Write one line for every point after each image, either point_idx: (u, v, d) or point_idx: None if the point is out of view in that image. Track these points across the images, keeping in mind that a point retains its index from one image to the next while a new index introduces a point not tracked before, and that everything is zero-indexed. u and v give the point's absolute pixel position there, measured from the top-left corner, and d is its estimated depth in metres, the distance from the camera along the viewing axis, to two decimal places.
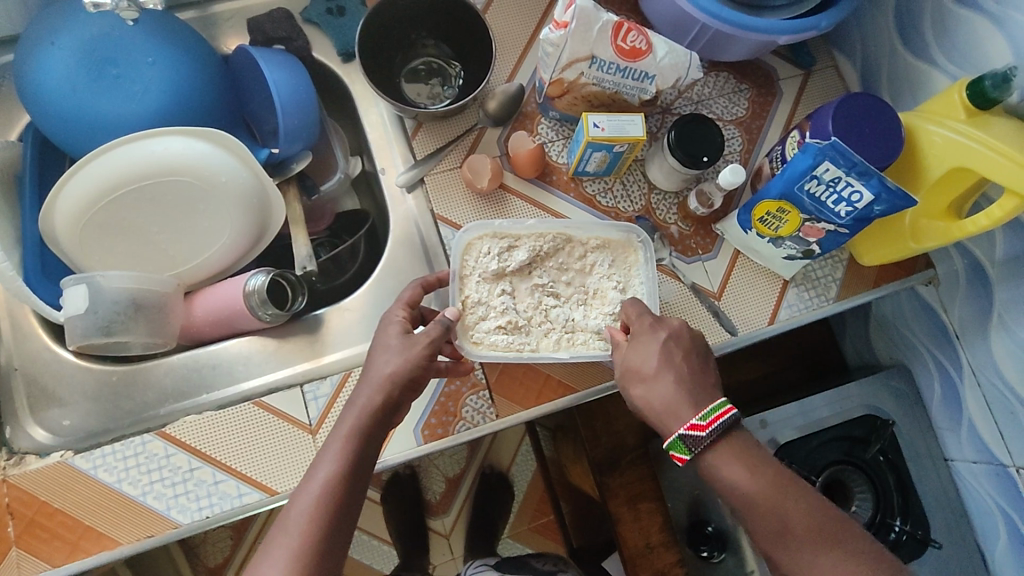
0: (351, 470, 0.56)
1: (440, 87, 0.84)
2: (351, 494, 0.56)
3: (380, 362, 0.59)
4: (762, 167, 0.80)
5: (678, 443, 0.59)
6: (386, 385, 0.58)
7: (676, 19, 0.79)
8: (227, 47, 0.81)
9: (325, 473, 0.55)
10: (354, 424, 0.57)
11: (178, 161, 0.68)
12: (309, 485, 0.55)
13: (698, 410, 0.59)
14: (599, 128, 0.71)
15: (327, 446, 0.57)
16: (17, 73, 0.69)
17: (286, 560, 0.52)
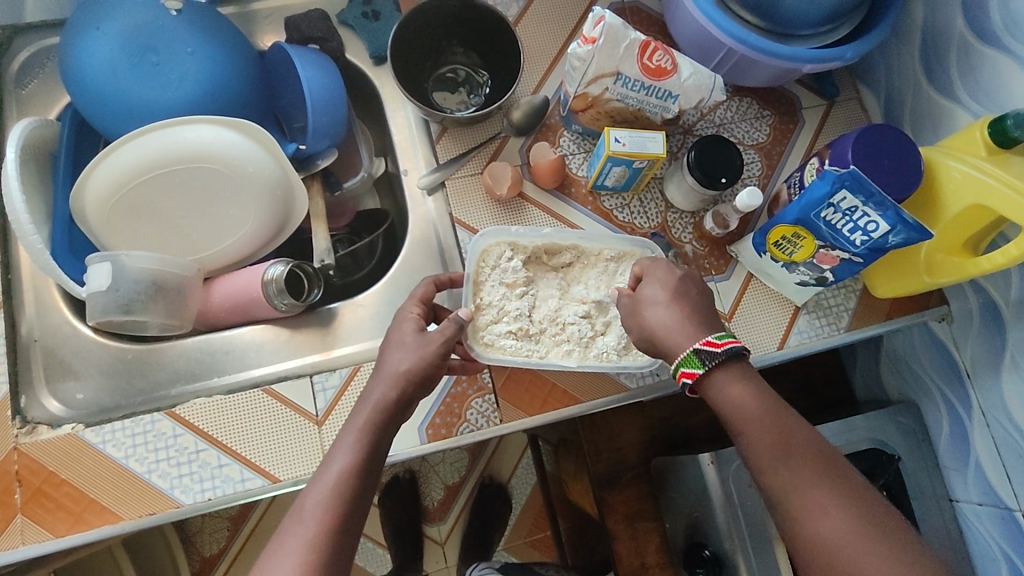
0: (366, 461, 0.56)
1: (469, 95, 0.85)
2: (366, 486, 0.56)
3: (395, 358, 0.60)
4: (780, 194, 0.81)
5: (691, 359, 0.57)
6: (398, 379, 0.59)
7: (703, 42, 0.80)
8: (264, 43, 0.83)
9: (342, 464, 0.55)
10: (370, 415, 0.58)
11: (208, 148, 0.70)
12: (326, 475, 0.55)
13: (713, 332, 0.59)
14: (620, 143, 0.72)
15: (343, 437, 0.58)
16: (61, 54, 0.72)
17: (300, 550, 0.51)
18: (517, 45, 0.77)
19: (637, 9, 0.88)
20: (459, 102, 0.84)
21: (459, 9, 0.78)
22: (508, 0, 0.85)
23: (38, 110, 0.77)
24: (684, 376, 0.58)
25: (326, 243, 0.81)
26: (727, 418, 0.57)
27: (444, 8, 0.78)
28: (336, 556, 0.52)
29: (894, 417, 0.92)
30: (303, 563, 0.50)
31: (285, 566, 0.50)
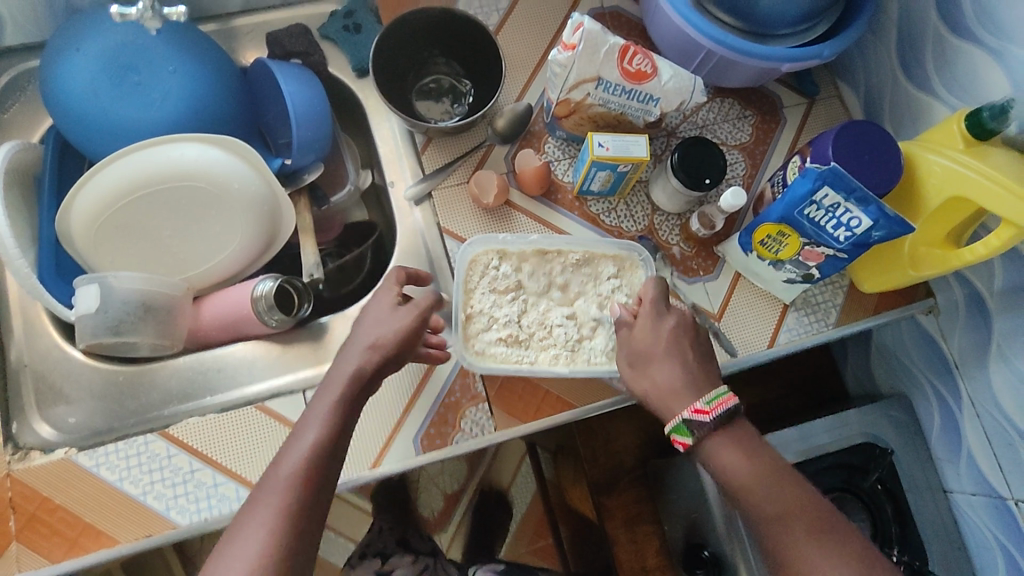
0: (342, 426, 0.57)
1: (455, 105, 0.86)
2: (336, 456, 0.56)
3: (372, 329, 0.62)
4: (764, 193, 0.81)
5: (680, 428, 0.59)
6: (371, 349, 0.60)
7: (682, 44, 0.81)
8: (246, 59, 0.83)
9: (314, 436, 0.55)
10: (344, 385, 0.58)
11: (192, 167, 0.69)
12: (297, 446, 0.55)
13: (701, 397, 0.60)
14: (604, 147, 0.72)
15: (315, 408, 0.57)
16: (42, 76, 0.71)
17: (270, 519, 0.51)
18: (497, 53, 0.77)
19: (617, 14, 0.88)
20: (444, 112, 0.85)
21: (439, 20, 0.79)
22: (489, 9, 0.85)
23: (21, 133, 0.77)
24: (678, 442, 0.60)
25: (315, 258, 0.81)
26: (724, 484, 0.58)
27: (425, 19, 0.78)
28: (305, 526, 0.52)
29: (885, 411, 0.93)
30: (273, 535, 0.50)
31: (255, 537, 0.50)
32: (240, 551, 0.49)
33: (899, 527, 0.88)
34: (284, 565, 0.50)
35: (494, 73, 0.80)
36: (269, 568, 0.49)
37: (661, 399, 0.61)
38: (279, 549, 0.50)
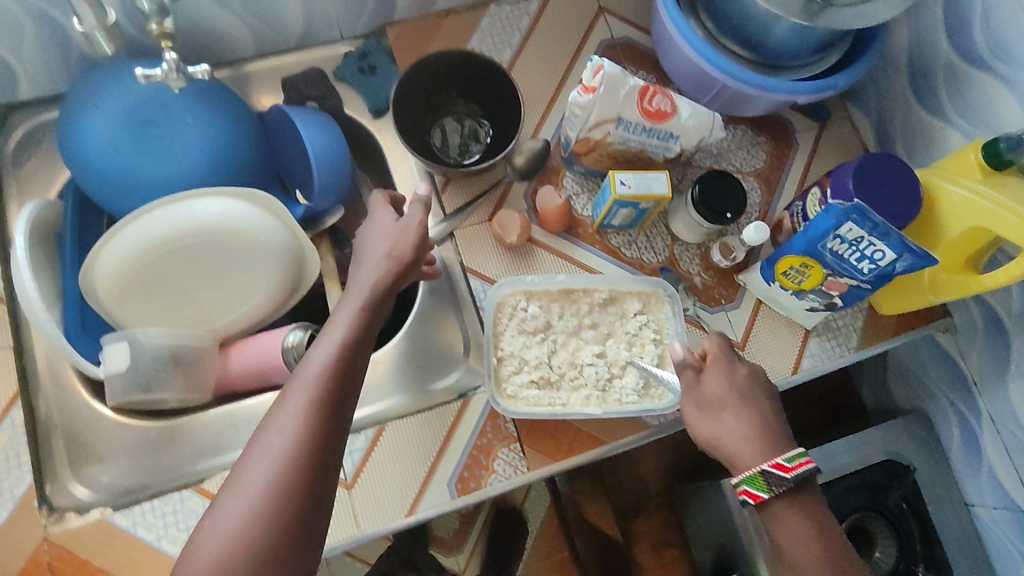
0: (364, 334, 0.58)
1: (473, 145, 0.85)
2: (361, 355, 0.57)
3: (380, 243, 0.65)
4: (783, 221, 0.81)
5: (757, 480, 0.57)
6: (388, 262, 0.63)
7: (695, 76, 0.82)
8: (262, 104, 0.83)
9: (341, 336, 0.57)
10: (366, 297, 0.61)
11: (221, 223, 0.69)
12: (324, 345, 0.56)
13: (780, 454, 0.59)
14: (626, 185, 0.73)
15: (340, 314, 0.59)
16: (59, 132, 0.71)
17: (301, 407, 0.52)
18: (515, 90, 0.77)
19: (628, 46, 0.89)
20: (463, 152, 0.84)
21: (454, 60, 0.79)
22: (501, 47, 0.86)
23: (39, 187, 0.76)
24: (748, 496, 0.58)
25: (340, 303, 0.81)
26: (784, 557, 0.56)
27: (440, 61, 0.78)
28: (335, 420, 0.53)
29: (906, 427, 0.93)
30: (306, 422, 0.51)
31: (289, 425, 0.51)
32: (272, 440, 0.50)
33: (923, 543, 0.92)
34: (317, 453, 0.51)
35: (512, 110, 0.80)
36: (302, 455, 0.50)
37: (732, 444, 0.61)
38: (311, 437, 0.51)
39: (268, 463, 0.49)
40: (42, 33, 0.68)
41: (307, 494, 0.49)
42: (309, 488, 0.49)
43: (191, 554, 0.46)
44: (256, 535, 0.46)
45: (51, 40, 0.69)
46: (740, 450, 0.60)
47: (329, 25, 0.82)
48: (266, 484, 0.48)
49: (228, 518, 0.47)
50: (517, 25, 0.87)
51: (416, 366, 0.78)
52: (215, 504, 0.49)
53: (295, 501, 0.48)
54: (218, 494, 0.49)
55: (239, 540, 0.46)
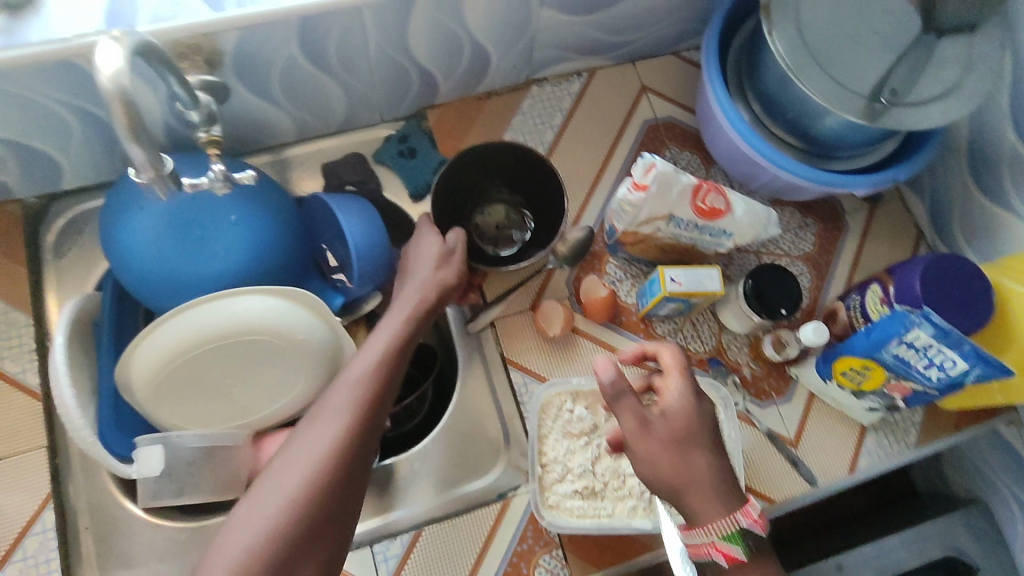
0: (407, 346, 0.61)
1: (516, 237, 0.84)
2: (403, 362, 0.60)
3: (423, 266, 0.67)
4: (836, 311, 0.77)
5: (735, 541, 0.56)
6: (435, 281, 0.66)
7: (743, 164, 0.79)
8: (301, 187, 0.82)
9: (385, 344, 0.60)
10: (412, 311, 0.63)
11: (258, 322, 0.67)
12: (367, 355, 0.59)
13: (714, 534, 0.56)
14: (676, 281, 0.71)
15: (386, 324, 0.62)
16: (103, 229, 0.70)
17: (344, 406, 0.55)
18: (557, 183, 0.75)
19: (672, 125, 0.88)
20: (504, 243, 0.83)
21: (496, 152, 0.77)
22: (540, 131, 0.86)
23: (77, 275, 0.76)
24: (716, 551, 0.56)
25: None
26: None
27: (480, 154, 0.77)
28: (372, 424, 0.55)
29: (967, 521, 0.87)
30: (348, 418, 0.54)
31: (332, 420, 0.54)
32: (310, 439, 0.53)
33: None
34: (355, 448, 0.53)
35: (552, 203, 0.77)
36: (338, 455, 0.52)
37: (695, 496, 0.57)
38: (352, 430, 0.54)
39: (308, 452, 0.52)
40: (88, 125, 0.68)
41: (342, 486, 0.51)
42: (344, 481, 0.52)
43: (224, 536, 0.48)
44: (284, 531, 0.48)
45: (97, 132, 0.70)
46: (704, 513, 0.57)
47: (371, 110, 0.82)
48: (304, 476, 0.50)
49: (262, 508, 0.49)
50: (560, 105, 0.88)
51: (449, 467, 0.74)
52: (253, 490, 0.51)
53: (332, 490, 0.51)
54: (259, 476, 0.52)
55: (276, 523, 0.48)
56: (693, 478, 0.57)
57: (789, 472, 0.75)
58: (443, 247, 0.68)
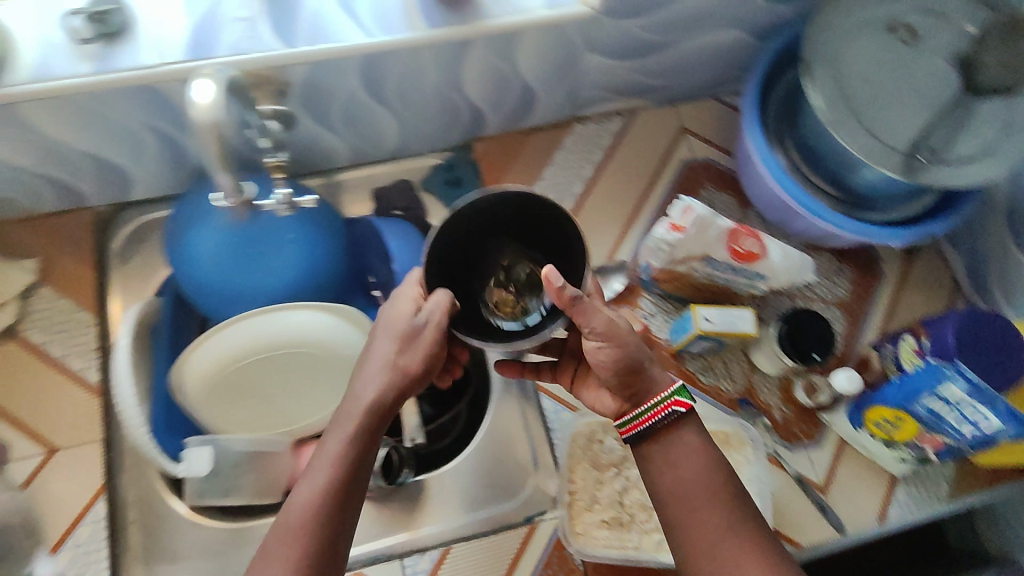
0: (355, 465, 0.54)
1: (516, 288, 0.54)
2: (358, 469, 0.55)
3: (386, 346, 0.56)
4: (870, 359, 0.78)
5: (682, 389, 0.59)
6: (392, 371, 0.56)
7: (780, 210, 0.81)
8: (351, 210, 0.87)
9: (329, 472, 0.54)
10: (359, 420, 0.55)
11: (307, 332, 0.74)
12: (310, 488, 0.53)
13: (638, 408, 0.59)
14: (710, 321, 0.73)
15: (331, 439, 0.55)
16: (171, 240, 0.76)
17: (293, 540, 0.51)
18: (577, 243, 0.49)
19: (709, 166, 0.90)
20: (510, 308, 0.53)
21: (469, 218, 0.51)
22: (581, 167, 0.89)
23: (138, 281, 0.80)
24: (676, 405, 0.59)
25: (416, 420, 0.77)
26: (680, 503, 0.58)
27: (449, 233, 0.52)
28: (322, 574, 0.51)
29: None
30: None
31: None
32: None
33: None
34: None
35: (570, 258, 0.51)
36: None
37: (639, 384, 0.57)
38: None
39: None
40: (161, 145, 0.73)
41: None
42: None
43: None
44: None
45: (168, 151, 0.75)
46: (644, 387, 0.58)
47: (421, 140, 0.86)
48: None
49: None
50: (600, 142, 0.91)
51: (476, 488, 0.76)
52: None
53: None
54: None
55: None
56: (642, 351, 0.57)
57: (816, 518, 0.75)
58: (414, 327, 0.54)
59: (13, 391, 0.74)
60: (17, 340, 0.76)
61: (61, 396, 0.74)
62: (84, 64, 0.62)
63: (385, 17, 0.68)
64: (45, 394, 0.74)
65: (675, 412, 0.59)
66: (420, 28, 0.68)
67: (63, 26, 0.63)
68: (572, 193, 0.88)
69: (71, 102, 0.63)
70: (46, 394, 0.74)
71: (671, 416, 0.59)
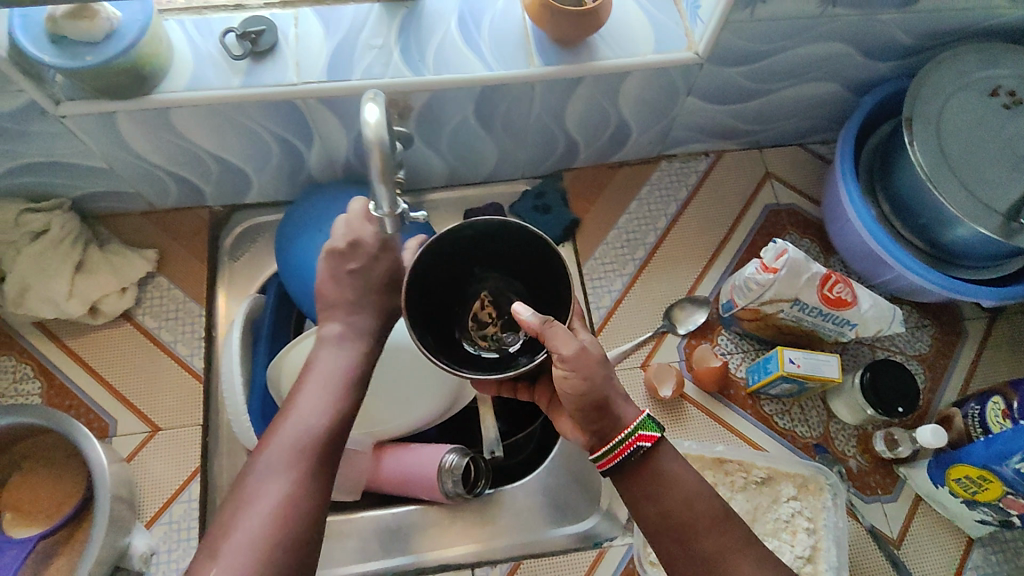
0: (343, 398, 0.59)
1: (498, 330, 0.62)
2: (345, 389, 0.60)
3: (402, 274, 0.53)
4: (952, 416, 0.77)
5: (648, 422, 0.54)
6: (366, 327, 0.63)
7: (868, 259, 0.82)
8: (442, 226, 0.91)
9: (319, 403, 0.58)
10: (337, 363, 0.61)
11: (397, 341, 0.78)
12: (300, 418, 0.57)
13: (604, 443, 0.54)
14: (795, 363, 0.74)
15: (315, 376, 0.60)
16: (282, 244, 0.81)
17: (280, 467, 0.54)
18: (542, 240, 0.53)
19: (794, 212, 0.92)
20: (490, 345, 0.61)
21: (433, 249, 0.54)
22: (666, 202, 0.92)
23: (244, 278, 0.86)
24: (640, 440, 0.54)
25: (495, 433, 0.81)
26: (672, 540, 0.54)
27: (421, 259, 0.54)
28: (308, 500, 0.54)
29: None
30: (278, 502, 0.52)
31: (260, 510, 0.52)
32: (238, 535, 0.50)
33: None
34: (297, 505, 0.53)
35: (547, 264, 0.55)
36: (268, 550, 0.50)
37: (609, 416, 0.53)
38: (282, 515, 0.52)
39: (257, 521, 0.51)
40: (283, 155, 0.79)
41: (293, 547, 0.51)
42: (300, 537, 0.52)
43: None
44: None
45: (288, 161, 0.80)
46: (613, 417, 0.53)
47: (515, 166, 0.90)
48: None
49: None
50: (686, 180, 0.93)
51: (548, 506, 0.78)
52: None
53: (284, 564, 0.50)
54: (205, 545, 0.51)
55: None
56: (612, 385, 0.52)
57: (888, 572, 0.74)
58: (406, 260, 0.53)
59: (125, 371, 0.80)
60: (133, 324, 0.82)
61: (167, 378, 0.80)
62: (234, 77, 0.68)
63: (504, 53, 0.72)
64: (153, 376, 0.80)
65: (641, 447, 0.54)
66: (536, 65, 0.72)
67: (218, 41, 0.69)
68: (657, 227, 0.90)
69: (215, 110, 0.69)
70: (154, 376, 0.80)
71: (638, 452, 0.54)
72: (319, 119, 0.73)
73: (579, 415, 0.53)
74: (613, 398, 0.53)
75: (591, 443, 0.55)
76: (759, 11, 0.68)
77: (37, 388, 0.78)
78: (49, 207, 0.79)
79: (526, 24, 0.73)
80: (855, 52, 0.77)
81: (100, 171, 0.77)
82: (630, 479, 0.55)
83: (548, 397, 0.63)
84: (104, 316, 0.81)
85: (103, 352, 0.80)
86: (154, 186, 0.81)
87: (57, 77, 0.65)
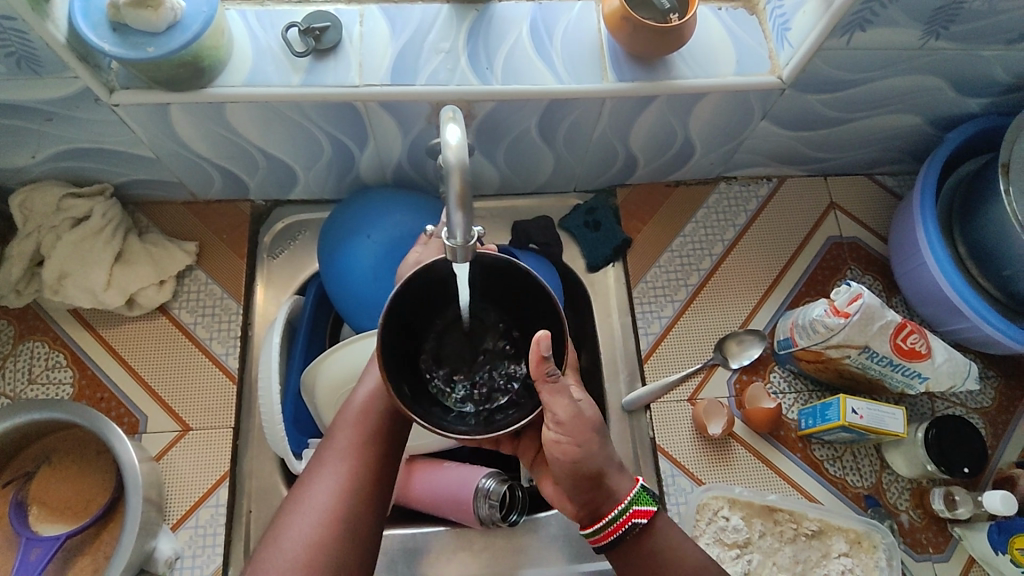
0: None
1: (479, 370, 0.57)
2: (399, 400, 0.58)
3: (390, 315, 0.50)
4: (1017, 478, 0.74)
5: (643, 494, 0.51)
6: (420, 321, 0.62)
7: (940, 306, 0.78)
8: (489, 236, 0.87)
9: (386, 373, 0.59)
10: None
11: None
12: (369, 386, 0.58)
13: (597, 516, 0.50)
14: (858, 414, 0.70)
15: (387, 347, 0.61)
16: (325, 246, 0.78)
17: (352, 432, 0.55)
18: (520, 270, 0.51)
19: (857, 247, 0.87)
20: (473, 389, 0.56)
21: (406, 287, 0.50)
22: (724, 226, 0.88)
23: (283, 277, 0.84)
24: (636, 516, 0.50)
25: None
26: None
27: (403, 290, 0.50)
28: (380, 464, 0.55)
29: None
30: (351, 464, 0.54)
31: (334, 470, 0.53)
32: (313, 494, 0.52)
33: None
34: (353, 509, 0.52)
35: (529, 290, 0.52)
36: (342, 509, 0.52)
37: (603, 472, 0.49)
38: (357, 476, 0.53)
39: (335, 477, 0.53)
40: (334, 156, 0.76)
41: (349, 547, 0.51)
42: (347, 559, 0.50)
43: None
44: None
45: (338, 161, 0.77)
46: (614, 482, 0.50)
47: (568, 180, 0.86)
48: (305, 538, 0.50)
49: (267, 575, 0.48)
50: (745, 205, 0.89)
51: (583, 539, 0.75)
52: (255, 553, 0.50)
53: (356, 522, 0.52)
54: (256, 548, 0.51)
55: None
56: (606, 455, 0.49)
57: None
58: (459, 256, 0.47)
59: (158, 365, 0.78)
60: (168, 317, 0.80)
61: (199, 376, 0.77)
62: (293, 75, 0.65)
63: (578, 64, 0.68)
64: (186, 373, 0.77)
65: (637, 524, 0.50)
66: (610, 81, 0.68)
67: (280, 36, 0.66)
68: (712, 253, 0.86)
69: (272, 108, 0.66)
70: (187, 373, 0.77)
71: (634, 529, 0.50)
72: (376, 122, 0.70)
73: (570, 484, 0.49)
74: (606, 469, 0.49)
75: (583, 517, 0.51)
76: (856, 39, 0.64)
77: (69, 377, 0.76)
78: (92, 192, 0.77)
79: (601, 35, 0.69)
80: (947, 87, 0.72)
81: (145, 160, 0.74)
82: (624, 553, 0.51)
83: (534, 453, 0.57)
84: (141, 308, 0.79)
85: (137, 345, 0.78)
86: (197, 177, 0.79)
87: (112, 64, 0.63)
